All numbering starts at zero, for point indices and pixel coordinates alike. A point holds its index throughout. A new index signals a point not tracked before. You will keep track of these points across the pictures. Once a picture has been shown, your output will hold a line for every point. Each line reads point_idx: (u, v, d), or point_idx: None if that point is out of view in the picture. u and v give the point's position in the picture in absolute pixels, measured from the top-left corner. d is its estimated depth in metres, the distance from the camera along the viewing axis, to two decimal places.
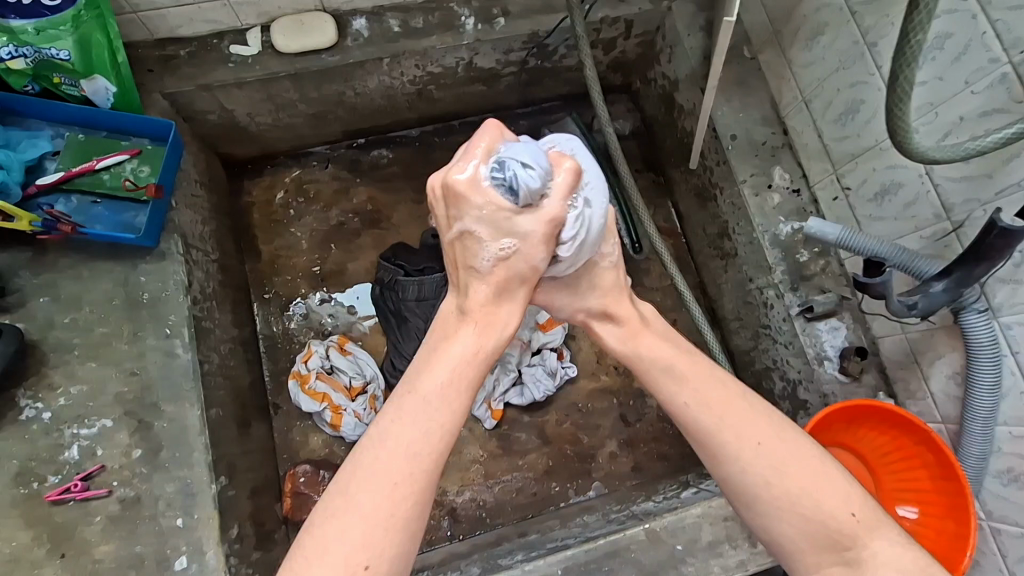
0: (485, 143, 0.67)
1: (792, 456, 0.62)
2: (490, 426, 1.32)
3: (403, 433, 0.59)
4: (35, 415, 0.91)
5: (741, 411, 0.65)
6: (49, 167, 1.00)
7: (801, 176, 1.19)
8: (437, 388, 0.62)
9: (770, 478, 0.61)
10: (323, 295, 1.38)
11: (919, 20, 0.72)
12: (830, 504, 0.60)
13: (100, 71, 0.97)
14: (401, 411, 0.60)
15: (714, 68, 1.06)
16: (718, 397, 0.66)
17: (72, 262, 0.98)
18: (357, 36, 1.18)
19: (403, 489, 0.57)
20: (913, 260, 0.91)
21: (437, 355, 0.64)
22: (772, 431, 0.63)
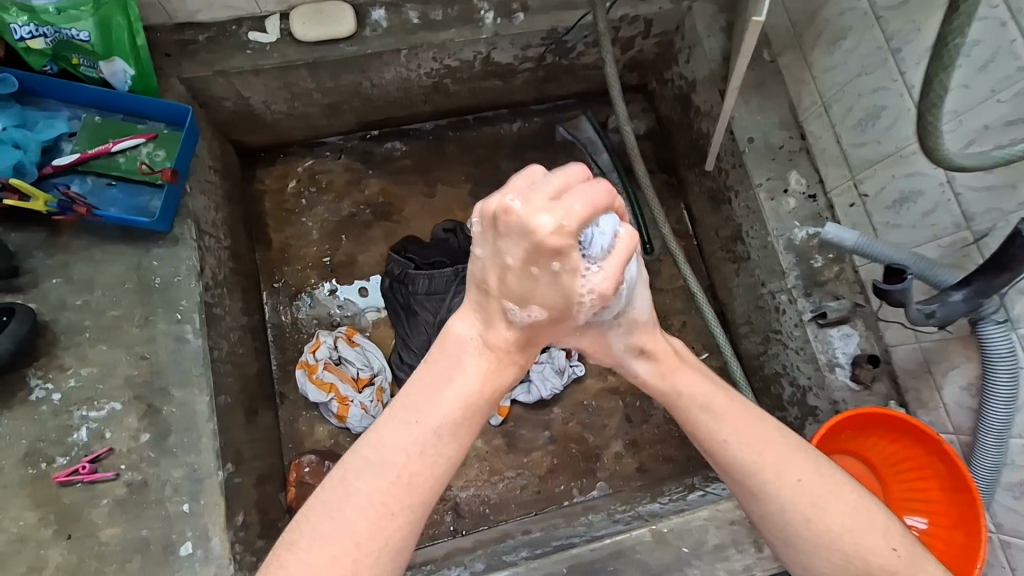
0: (561, 181, 0.55)
1: (828, 490, 0.61)
2: (496, 422, 1.32)
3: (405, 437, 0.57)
4: (44, 396, 0.91)
5: (771, 441, 0.63)
6: (65, 148, 1.00)
7: (818, 181, 1.18)
8: (463, 394, 0.59)
9: (810, 512, 0.60)
10: (331, 287, 1.38)
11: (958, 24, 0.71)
12: (865, 535, 0.60)
13: (119, 54, 0.97)
14: (410, 414, 0.58)
15: (738, 69, 1.05)
16: (744, 428, 0.64)
17: (85, 245, 0.98)
18: (376, 27, 1.18)
19: (403, 498, 0.55)
20: (932, 269, 0.90)
21: (450, 368, 0.61)
22: (810, 464, 0.62)
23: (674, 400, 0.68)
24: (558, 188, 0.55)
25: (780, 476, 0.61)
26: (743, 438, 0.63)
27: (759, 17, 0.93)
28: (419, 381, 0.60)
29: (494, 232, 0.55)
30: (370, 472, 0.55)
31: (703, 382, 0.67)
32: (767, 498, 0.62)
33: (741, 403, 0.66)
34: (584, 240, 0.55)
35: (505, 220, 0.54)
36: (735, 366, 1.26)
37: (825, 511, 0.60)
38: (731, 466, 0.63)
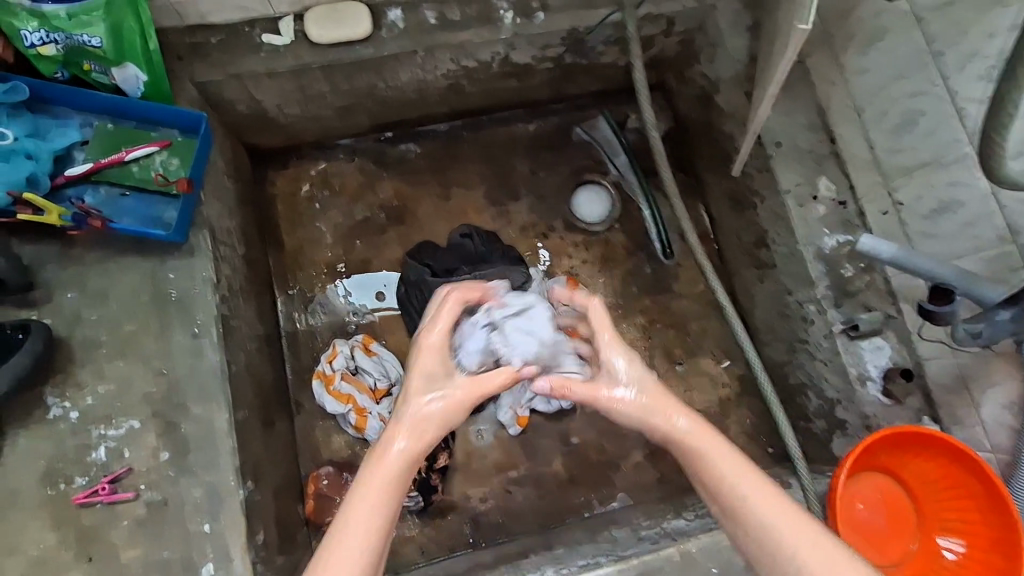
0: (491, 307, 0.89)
1: (836, 555, 0.63)
2: (514, 432, 1.30)
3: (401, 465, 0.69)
4: (62, 414, 0.89)
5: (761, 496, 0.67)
6: (77, 157, 0.97)
7: (848, 187, 1.12)
8: (410, 454, 0.70)
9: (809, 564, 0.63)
10: (343, 290, 1.36)
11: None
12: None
13: (130, 59, 0.94)
14: (382, 487, 0.67)
15: (775, 73, 1.01)
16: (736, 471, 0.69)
17: (100, 257, 0.95)
18: (392, 27, 1.14)
19: (365, 559, 0.63)
20: (977, 286, 0.88)
21: (419, 420, 0.72)
22: (817, 533, 0.65)
23: (694, 455, 0.71)
24: (459, 302, 0.80)
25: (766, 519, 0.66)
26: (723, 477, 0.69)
27: (804, 25, 0.87)
28: (394, 450, 0.69)
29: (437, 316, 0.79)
30: (352, 539, 0.63)
31: (716, 438, 0.72)
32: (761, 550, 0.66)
33: (744, 460, 0.70)
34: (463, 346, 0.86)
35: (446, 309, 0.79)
36: (759, 373, 1.24)
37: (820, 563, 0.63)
38: (738, 518, 0.68)
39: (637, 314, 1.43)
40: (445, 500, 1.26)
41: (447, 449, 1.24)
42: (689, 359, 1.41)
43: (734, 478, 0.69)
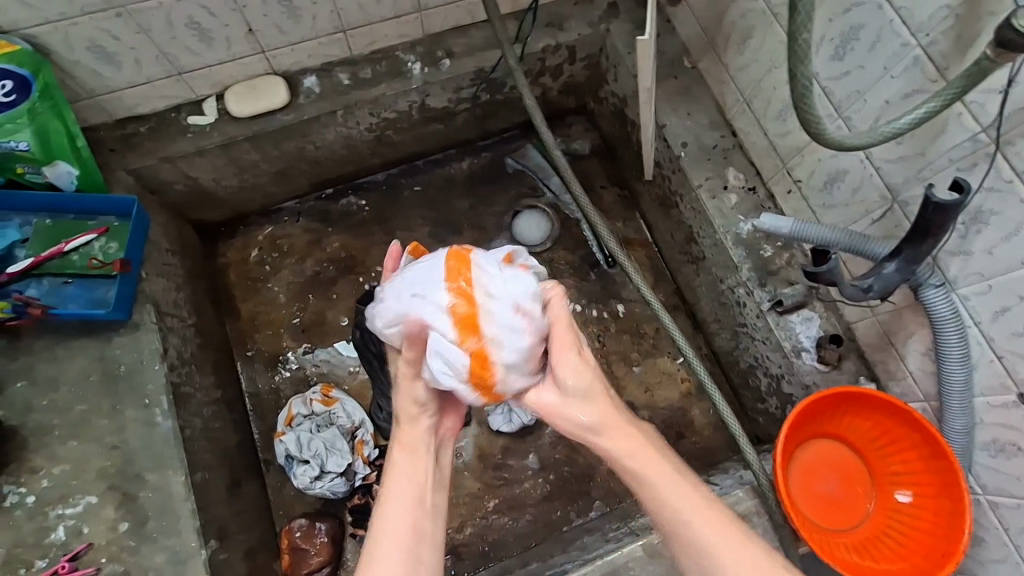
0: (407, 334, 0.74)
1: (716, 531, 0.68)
2: (496, 426, 1.34)
3: (398, 504, 0.73)
4: (18, 500, 0.92)
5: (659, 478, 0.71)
6: (19, 254, 1.04)
7: (755, 175, 1.21)
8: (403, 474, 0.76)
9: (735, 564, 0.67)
10: (306, 347, 1.39)
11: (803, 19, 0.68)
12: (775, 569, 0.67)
13: (61, 157, 1.02)
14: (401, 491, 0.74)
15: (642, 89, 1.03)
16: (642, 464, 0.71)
17: (46, 344, 1.00)
18: (309, 93, 1.23)
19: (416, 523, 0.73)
20: (865, 243, 0.93)
21: (392, 474, 0.76)
22: (705, 515, 0.69)
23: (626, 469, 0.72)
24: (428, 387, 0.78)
25: (713, 550, 0.68)
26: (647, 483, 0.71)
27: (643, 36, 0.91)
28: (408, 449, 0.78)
29: (288, 423, 1.27)
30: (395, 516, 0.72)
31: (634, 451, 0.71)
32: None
33: (648, 457, 0.72)
34: (305, 467, 1.22)
35: (288, 436, 1.24)
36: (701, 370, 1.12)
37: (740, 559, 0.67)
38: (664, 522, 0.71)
39: (589, 324, 1.45)
40: None
41: None
42: (646, 361, 1.43)
43: (642, 474, 0.71)
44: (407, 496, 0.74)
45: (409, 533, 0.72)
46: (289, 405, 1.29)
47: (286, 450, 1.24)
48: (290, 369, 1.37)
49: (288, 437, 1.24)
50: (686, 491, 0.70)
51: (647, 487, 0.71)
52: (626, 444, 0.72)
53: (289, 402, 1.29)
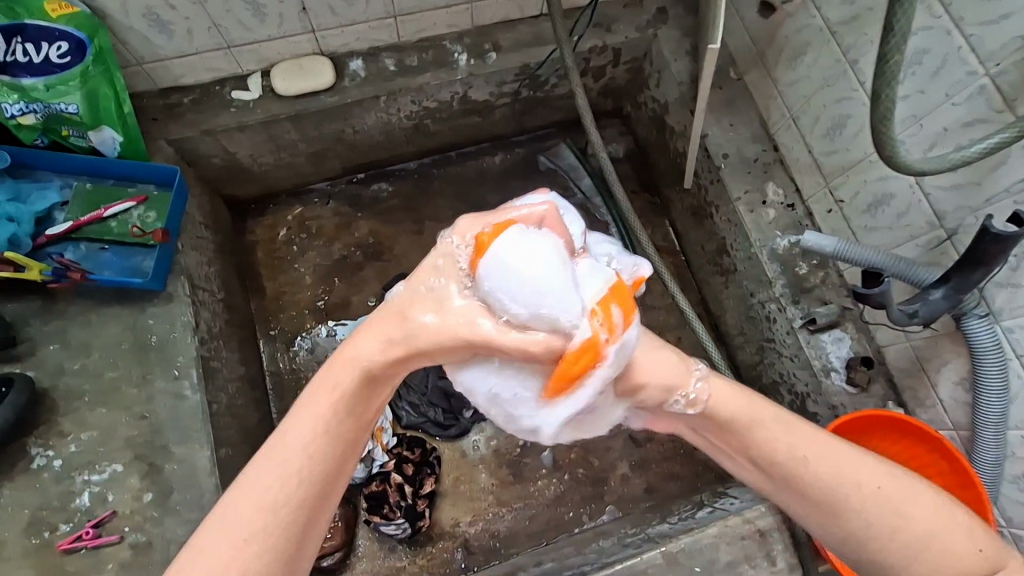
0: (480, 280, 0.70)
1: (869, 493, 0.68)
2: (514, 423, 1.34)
3: (307, 433, 0.66)
4: (46, 463, 0.92)
5: (829, 457, 0.69)
6: (57, 217, 1.03)
7: (795, 191, 1.20)
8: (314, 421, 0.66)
9: (907, 535, 0.67)
10: (328, 328, 1.38)
11: (895, 43, 0.70)
12: (948, 532, 0.66)
13: (107, 122, 1.01)
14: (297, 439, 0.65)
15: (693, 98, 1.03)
16: (810, 442, 0.70)
17: (81, 309, 1.00)
18: (355, 76, 1.22)
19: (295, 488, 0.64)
20: (912, 268, 0.92)
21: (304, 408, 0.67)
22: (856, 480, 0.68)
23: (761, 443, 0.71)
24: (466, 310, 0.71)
25: (870, 519, 0.67)
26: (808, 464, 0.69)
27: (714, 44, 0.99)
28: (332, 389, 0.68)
29: None
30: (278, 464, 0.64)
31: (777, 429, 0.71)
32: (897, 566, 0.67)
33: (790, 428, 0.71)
34: None
35: None
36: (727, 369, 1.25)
37: (917, 525, 0.67)
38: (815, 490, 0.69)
39: None
40: (435, 527, 1.27)
41: (433, 475, 1.27)
42: None
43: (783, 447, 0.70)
44: (320, 433, 0.66)
45: (286, 494, 0.64)
46: None
47: None
48: (311, 351, 1.37)
49: None
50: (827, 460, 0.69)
51: (810, 466, 0.69)
52: (786, 429, 0.71)
53: None
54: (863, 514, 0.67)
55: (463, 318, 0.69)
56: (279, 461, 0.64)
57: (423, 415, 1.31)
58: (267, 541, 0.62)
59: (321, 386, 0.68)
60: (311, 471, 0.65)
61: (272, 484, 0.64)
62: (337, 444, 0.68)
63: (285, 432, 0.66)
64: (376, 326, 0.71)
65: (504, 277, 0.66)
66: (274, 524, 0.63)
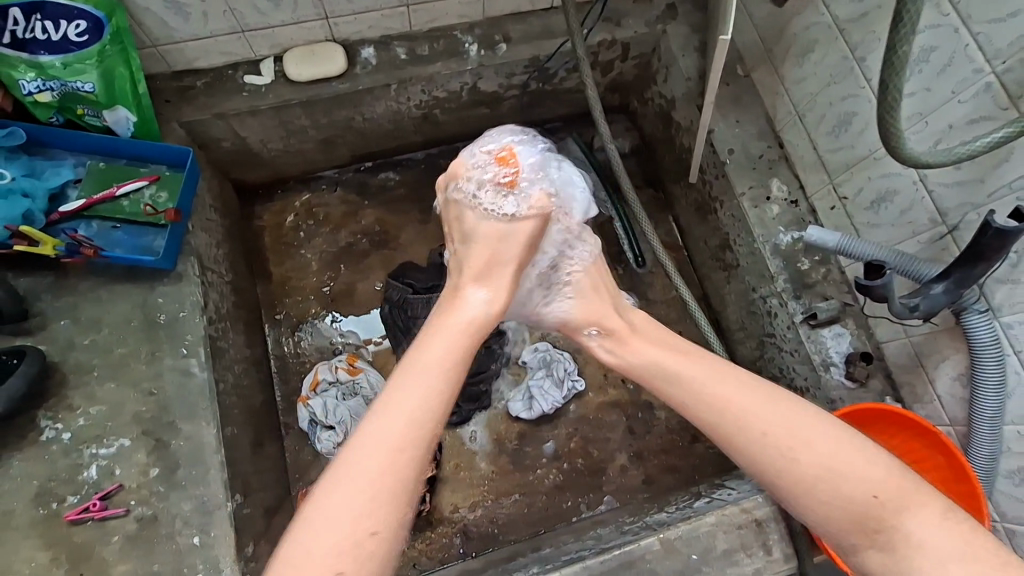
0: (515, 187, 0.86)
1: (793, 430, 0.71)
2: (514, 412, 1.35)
3: (416, 390, 0.69)
4: (55, 435, 0.93)
5: (737, 393, 0.75)
6: (71, 194, 1.05)
7: (799, 188, 1.21)
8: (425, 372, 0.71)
9: (804, 473, 0.69)
10: (333, 316, 1.40)
11: (904, 34, 0.71)
12: (846, 477, 0.67)
13: (121, 102, 1.03)
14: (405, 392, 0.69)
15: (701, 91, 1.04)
16: (726, 382, 0.76)
17: (92, 285, 1.01)
18: (366, 64, 1.23)
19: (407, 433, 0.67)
20: (913, 264, 0.93)
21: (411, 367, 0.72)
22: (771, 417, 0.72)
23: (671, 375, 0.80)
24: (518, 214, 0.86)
25: (791, 450, 0.70)
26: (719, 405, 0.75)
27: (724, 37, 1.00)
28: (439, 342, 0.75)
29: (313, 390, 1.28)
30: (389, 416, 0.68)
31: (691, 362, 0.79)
32: (803, 500, 0.70)
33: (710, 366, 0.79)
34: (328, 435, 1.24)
35: (313, 403, 1.26)
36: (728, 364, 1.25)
37: (819, 460, 0.69)
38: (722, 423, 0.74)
39: None
40: (434, 512, 1.29)
41: (434, 461, 1.28)
42: None
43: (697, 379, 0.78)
44: (429, 390, 0.70)
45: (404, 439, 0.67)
46: (314, 372, 1.30)
47: (311, 415, 1.26)
48: (315, 336, 1.38)
49: (313, 403, 1.26)
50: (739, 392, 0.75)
51: (723, 402, 0.75)
52: (697, 368, 0.79)
53: (315, 368, 1.30)
54: (776, 445, 0.71)
55: (517, 220, 0.85)
56: (392, 416, 0.67)
57: None
58: (381, 497, 0.64)
59: (432, 344, 0.74)
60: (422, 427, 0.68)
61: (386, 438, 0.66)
62: (443, 398, 0.70)
63: (397, 388, 0.69)
64: (471, 259, 0.83)
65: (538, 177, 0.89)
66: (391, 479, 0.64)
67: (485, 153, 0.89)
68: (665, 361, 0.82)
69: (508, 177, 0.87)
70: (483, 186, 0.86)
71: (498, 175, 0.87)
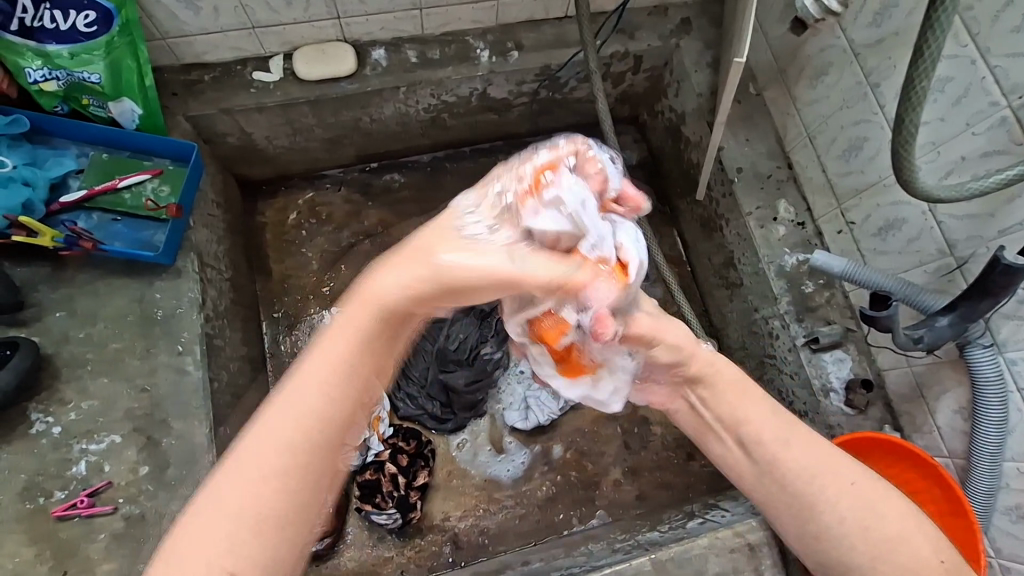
0: (530, 205, 0.66)
1: (863, 500, 0.67)
2: (511, 421, 1.33)
3: (313, 395, 0.62)
4: (45, 429, 0.92)
5: (790, 430, 0.72)
6: (72, 184, 1.04)
7: (806, 210, 1.20)
8: (293, 406, 0.62)
9: (867, 531, 0.66)
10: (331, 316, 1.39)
11: (924, 67, 0.71)
12: (912, 541, 0.66)
13: (127, 94, 1.01)
14: (296, 424, 0.61)
15: None
16: (796, 442, 0.71)
17: (90, 278, 1.00)
18: (376, 66, 1.22)
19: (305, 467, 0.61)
20: (918, 295, 0.92)
21: (302, 392, 0.62)
22: (842, 481, 0.68)
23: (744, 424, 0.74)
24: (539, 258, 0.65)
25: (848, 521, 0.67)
26: (781, 447, 0.71)
27: (739, 57, 0.99)
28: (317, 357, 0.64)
29: None
30: (281, 449, 0.61)
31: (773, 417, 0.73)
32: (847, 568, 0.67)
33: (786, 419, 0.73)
34: None
35: None
36: None
37: (865, 501, 0.67)
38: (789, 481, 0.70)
39: None
40: (424, 520, 1.28)
41: (426, 468, 1.26)
42: None
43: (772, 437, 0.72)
44: (311, 430, 0.62)
45: (299, 475, 0.61)
46: None
47: None
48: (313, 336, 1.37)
49: None
50: (809, 453, 0.70)
51: (792, 466, 0.70)
52: (768, 415, 0.73)
53: None
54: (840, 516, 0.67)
55: (497, 254, 0.64)
56: (275, 462, 0.60)
57: (419, 408, 1.32)
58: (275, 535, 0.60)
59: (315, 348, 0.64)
60: (310, 438, 0.62)
61: (277, 460, 0.60)
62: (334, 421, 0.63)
63: (276, 416, 0.62)
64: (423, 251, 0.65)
65: (579, 206, 0.66)
66: (284, 501, 0.60)
67: (515, 176, 0.68)
68: (731, 399, 0.75)
69: (531, 191, 0.67)
70: (477, 207, 0.66)
71: (518, 195, 0.67)
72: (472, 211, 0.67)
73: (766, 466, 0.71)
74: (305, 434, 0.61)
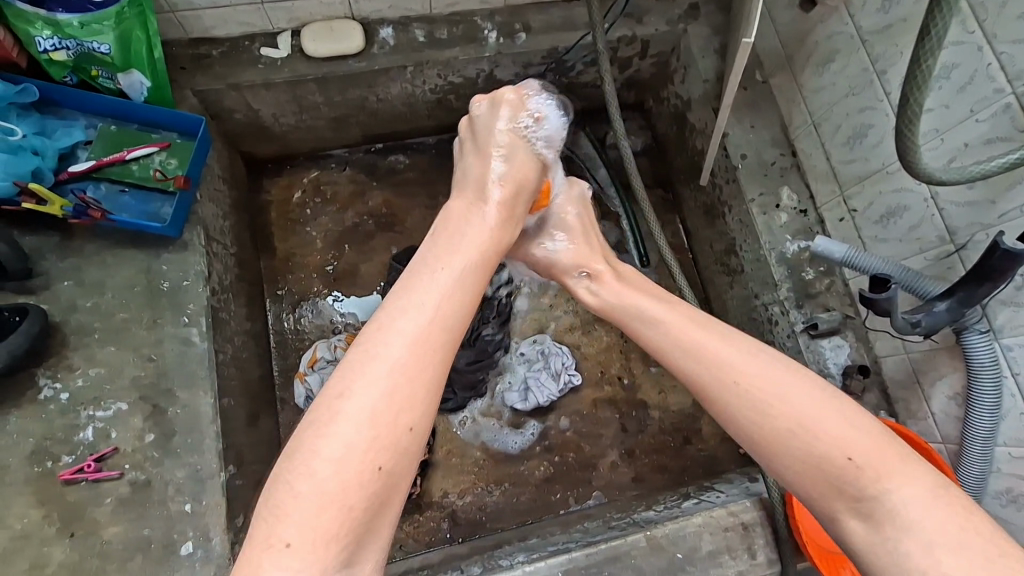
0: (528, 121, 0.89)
1: (795, 399, 0.68)
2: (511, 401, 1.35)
3: (396, 345, 0.64)
4: (53, 395, 0.94)
5: (735, 348, 0.73)
6: (81, 155, 1.05)
7: (809, 198, 1.21)
8: (380, 350, 0.63)
9: (803, 428, 0.66)
10: (335, 297, 1.40)
11: (930, 47, 0.71)
12: (843, 433, 0.64)
13: (136, 66, 1.02)
14: (368, 365, 0.63)
15: None
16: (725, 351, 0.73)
17: (97, 248, 1.01)
18: (383, 44, 1.23)
19: (385, 414, 0.61)
20: (917, 281, 0.93)
21: (381, 334, 0.65)
22: (778, 386, 0.69)
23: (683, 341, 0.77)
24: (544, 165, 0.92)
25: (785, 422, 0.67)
26: (699, 357, 0.74)
27: (748, 38, 0.98)
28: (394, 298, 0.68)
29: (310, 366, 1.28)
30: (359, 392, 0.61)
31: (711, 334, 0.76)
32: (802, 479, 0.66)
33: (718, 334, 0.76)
34: None
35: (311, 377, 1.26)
36: None
37: (804, 414, 0.66)
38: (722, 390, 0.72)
39: None
40: (424, 496, 1.30)
41: (426, 446, 1.28)
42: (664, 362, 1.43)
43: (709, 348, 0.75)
44: (391, 372, 0.62)
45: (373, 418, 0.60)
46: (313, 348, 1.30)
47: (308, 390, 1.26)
48: (316, 314, 1.38)
49: (311, 378, 1.27)
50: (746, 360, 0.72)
51: (724, 373, 0.72)
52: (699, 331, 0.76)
53: (314, 344, 1.30)
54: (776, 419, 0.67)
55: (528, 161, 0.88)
56: (354, 406, 0.60)
57: None
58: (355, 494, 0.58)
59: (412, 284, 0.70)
60: (422, 380, 0.63)
61: (356, 417, 0.60)
62: (414, 359, 0.64)
63: (357, 360, 0.63)
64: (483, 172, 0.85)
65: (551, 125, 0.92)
66: (369, 455, 0.59)
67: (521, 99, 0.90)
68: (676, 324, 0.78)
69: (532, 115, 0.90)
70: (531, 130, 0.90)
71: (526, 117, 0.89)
72: (531, 129, 0.89)
73: (709, 393, 0.73)
74: (386, 372, 0.62)
